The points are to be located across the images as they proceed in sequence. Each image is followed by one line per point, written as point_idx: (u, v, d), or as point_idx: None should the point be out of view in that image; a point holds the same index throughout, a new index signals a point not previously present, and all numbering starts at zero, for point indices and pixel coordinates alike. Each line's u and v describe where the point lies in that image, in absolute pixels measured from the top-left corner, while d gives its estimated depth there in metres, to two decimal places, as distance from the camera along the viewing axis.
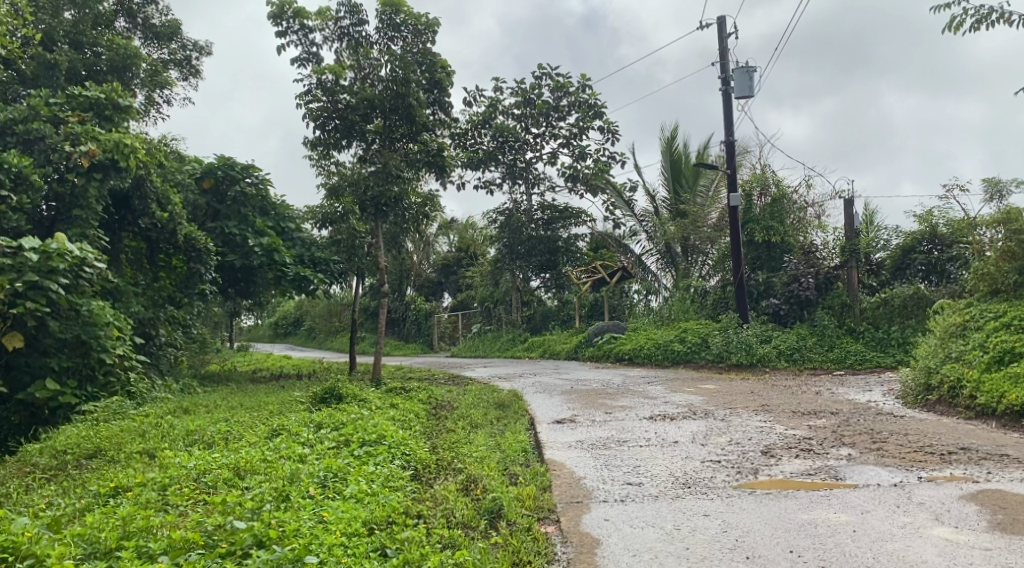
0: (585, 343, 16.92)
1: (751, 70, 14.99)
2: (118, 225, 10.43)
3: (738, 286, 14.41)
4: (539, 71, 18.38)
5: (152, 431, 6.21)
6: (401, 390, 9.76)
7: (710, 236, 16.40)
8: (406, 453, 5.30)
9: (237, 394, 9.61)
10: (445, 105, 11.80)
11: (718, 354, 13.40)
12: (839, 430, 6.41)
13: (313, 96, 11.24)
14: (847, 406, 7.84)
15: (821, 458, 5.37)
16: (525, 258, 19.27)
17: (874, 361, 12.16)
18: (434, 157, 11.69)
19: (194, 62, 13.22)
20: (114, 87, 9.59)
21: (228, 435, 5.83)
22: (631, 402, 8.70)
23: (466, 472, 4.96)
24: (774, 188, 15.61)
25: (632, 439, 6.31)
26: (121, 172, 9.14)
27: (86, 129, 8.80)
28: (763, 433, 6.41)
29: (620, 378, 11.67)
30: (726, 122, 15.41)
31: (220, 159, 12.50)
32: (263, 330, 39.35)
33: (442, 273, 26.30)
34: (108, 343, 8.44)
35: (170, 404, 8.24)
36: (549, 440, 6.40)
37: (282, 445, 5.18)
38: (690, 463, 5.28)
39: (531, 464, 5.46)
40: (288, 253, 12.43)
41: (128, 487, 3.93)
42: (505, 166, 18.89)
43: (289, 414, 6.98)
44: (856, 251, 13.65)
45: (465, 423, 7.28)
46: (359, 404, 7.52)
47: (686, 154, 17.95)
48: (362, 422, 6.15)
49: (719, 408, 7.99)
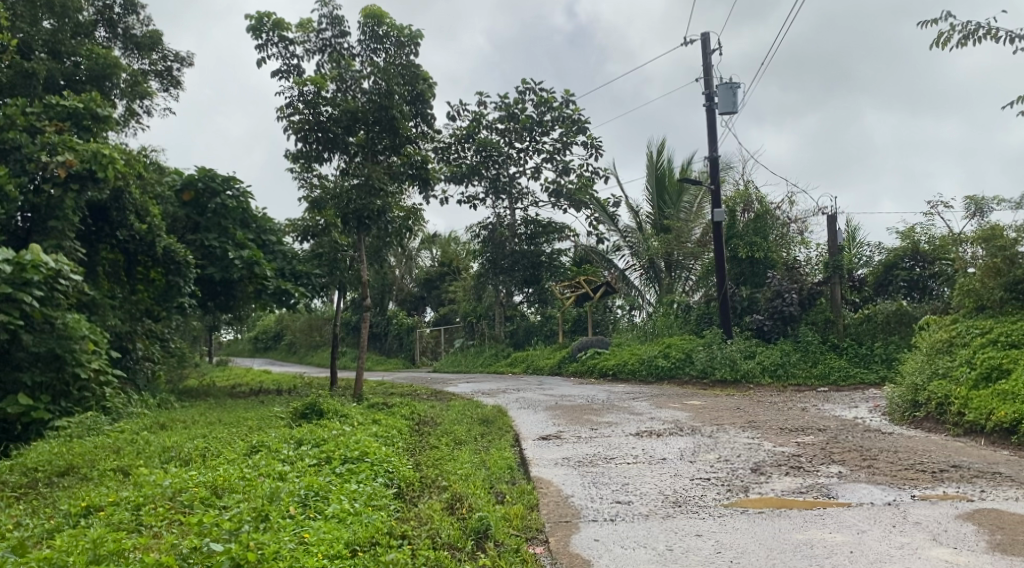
0: (569, 358, 16.84)
1: (735, 86, 15.08)
2: (95, 237, 10.15)
3: (722, 302, 14.41)
4: (522, 86, 18.42)
5: (127, 448, 6.02)
6: (383, 406, 9.61)
7: (693, 252, 16.62)
8: (390, 471, 5.17)
9: (216, 410, 9.41)
10: (429, 117, 11.75)
11: (702, 370, 13.37)
12: (828, 447, 6.35)
13: (295, 109, 11.12)
14: (834, 422, 7.80)
15: (812, 475, 5.32)
16: (508, 272, 19.19)
17: (858, 377, 12.17)
18: (418, 170, 11.67)
19: (174, 72, 13.08)
20: (93, 96, 9.44)
21: (206, 452, 5.66)
22: (616, 418, 8.61)
23: (452, 491, 4.84)
24: (757, 204, 15.77)
25: (619, 455, 6.21)
26: (98, 182, 8.97)
27: (63, 139, 8.69)
28: (751, 450, 6.35)
29: (604, 394, 11.59)
30: (710, 139, 15.48)
31: (201, 171, 12.34)
32: (244, 344, 38.93)
33: (424, 287, 26.15)
34: (83, 357, 8.23)
35: (146, 420, 8.03)
36: (535, 456, 6.29)
37: (262, 463, 5.02)
38: (679, 480, 5.20)
39: (517, 481, 5.35)
40: (269, 266, 12.25)
41: (100, 506, 3.76)
42: (489, 180, 18.86)
43: (269, 431, 6.81)
44: (839, 268, 13.67)
45: (448, 440, 7.16)
46: (340, 420, 7.37)
47: (670, 169, 17.93)
48: (345, 438, 6.00)
49: (706, 425, 7.93)
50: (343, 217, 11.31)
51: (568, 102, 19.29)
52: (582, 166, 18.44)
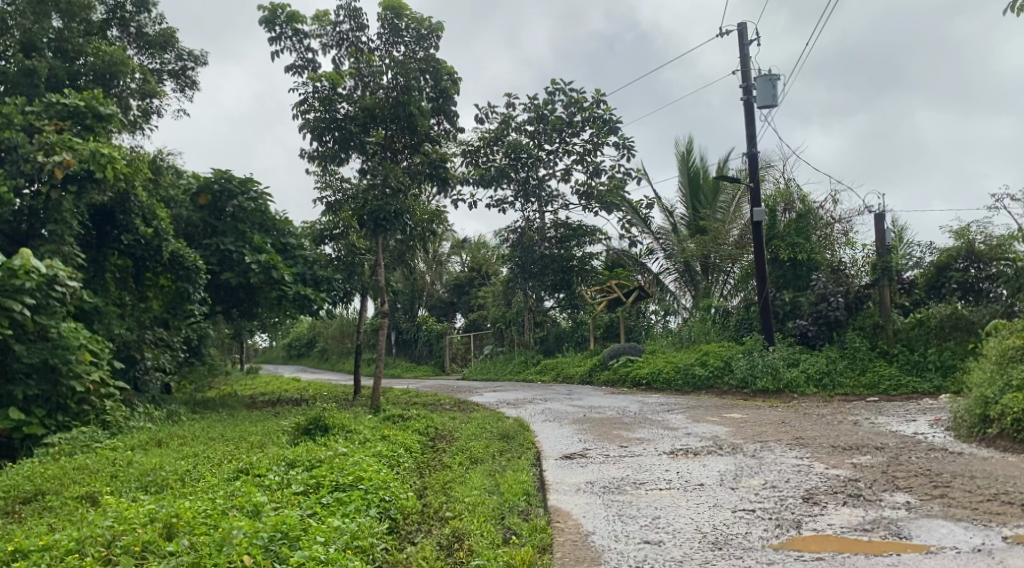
0: (600, 367, 16.10)
1: (775, 78, 14.23)
2: (101, 242, 9.72)
3: (762, 307, 13.56)
4: (552, 85, 17.76)
5: (105, 469, 5.50)
6: (399, 418, 9.01)
7: (732, 254, 15.66)
8: (386, 500, 4.54)
9: (222, 423, 8.89)
10: (451, 115, 11.11)
11: (742, 379, 12.54)
12: (890, 470, 5.55)
13: (309, 106, 10.63)
14: (893, 440, 6.98)
15: (874, 506, 4.57)
16: (538, 277, 18.42)
17: (910, 387, 11.25)
18: (436, 168, 10.94)
19: (189, 73, 12.67)
20: (96, 94, 9.09)
21: (186, 476, 5.10)
22: (649, 433, 7.86)
23: (454, 526, 4.19)
24: (800, 203, 15.03)
25: (650, 480, 5.50)
26: (99, 184, 8.56)
27: (61, 138, 8.30)
28: (801, 473, 5.58)
29: (637, 405, 10.86)
30: (748, 135, 14.68)
31: (217, 173, 11.96)
32: (277, 350, 38.96)
33: (454, 293, 25.48)
34: (79, 369, 7.78)
35: (146, 436, 7.57)
36: (555, 480, 5.60)
37: (240, 491, 4.43)
38: (720, 513, 4.47)
39: (531, 513, 4.68)
40: (287, 271, 11.63)
41: (27, 551, 3.20)
42: (518, 183, 18.20)
43: (266, 450, 6.27)
44: (888, 269, 12.60)
45: (463, 459, 6.52)
46: (345, 437, 6.77)
47: (704, 168, 17.24)
48: (342, 460, 5.40)
49: (749, 442, 7.17)
50: (358, 219, 10.72)
51: (599, 103, 18.60)
52: (614, 167, 17.70)
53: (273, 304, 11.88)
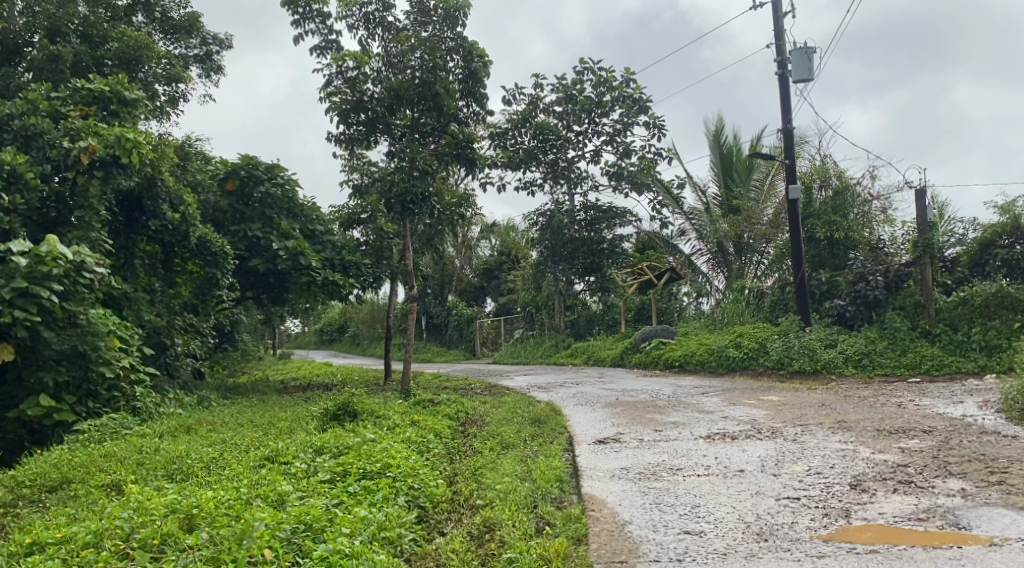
0: (631, 349, 15.87)
1: (810, 51, 13.76)
2: (129, 229, 9.73)
3: (798, 287, 13.21)
4: (580, 65, 17.42)
5: (132, 456, 5.48)
6: (429, 403, 8.90)
7: (766, 234, 15.26)
8: (415, 487, 4.41)
9: (252, 409, 8.87)
10: (480, 96, 10.87)
11: (778, 360, 12.24)
12: (940, 455, 5.27)
13: (335, 88, 10.47)
14: (941, 422, 6.67)
15: (927, 494, 4.32)
16: (568, 260, 18.21)
17: (953, 366, 10.84)
18: (462, 149, 10.74)
19: (214, 57, 12.67)
20: (120, 79, 9.06)
21: (212, 463, 5.04)
22: (684, 417, 7.65)
23: (485, 516, 4.05)
24: (836, 179, 14.56)
25: (687, 466, 5.30)
26: (124, 169, 8.53)
27: (87, 123, 8.29)
28: (845, 459, 5.33)
29: (670, 388, 10.62)
30: (784, 110, 14.25)
31: (244, 159, 11.93)
32: (310, 336, 39.33)
33: (483, 277, 25.32)
34: (108, 355, 7.79)
35: (177, 422, 7.57)
36: (589, 466, 5.43)
37: (265, 480, 4.34)
38: (762, 501, 4.27)
39: (565, 501, 4.52)
40: (315, 256, 11.55)
41: (44, 543, 3.15)
42: (547, 165, 17.96)
43: (294, 436, 6.19)
44: (930, 247, 12.25)
45: (494, 444, 6.37)
46: (373, 423, 6.67)
47: (736, 146, 16.84)
48: (370, 446, 5.28)
49: (788, 425, 6.93)
50: (385, 202, 10.58)
51: (628, 81, 18.22)
52: (644, 147, 17.34)
53: (303, 289, 11.85)
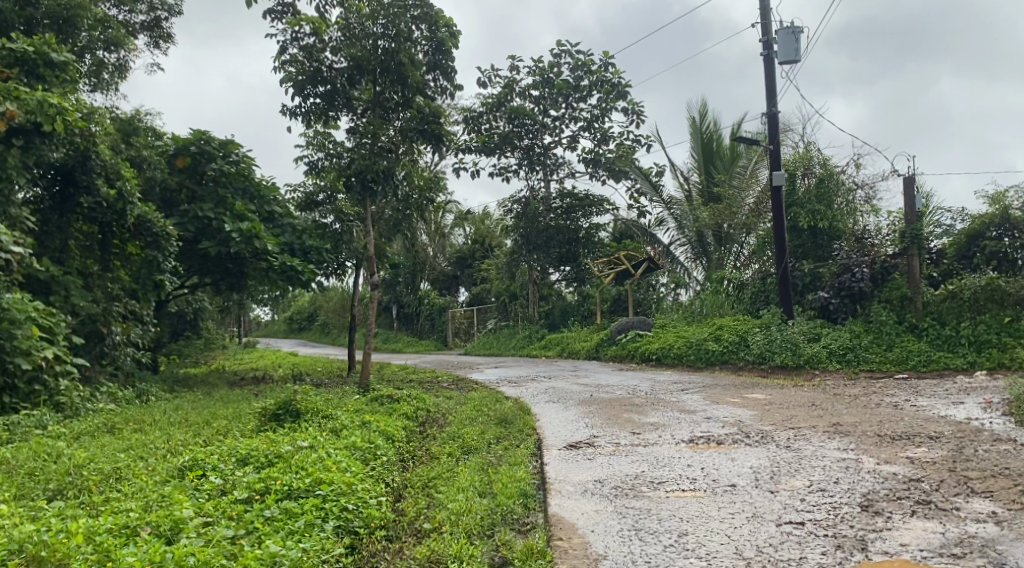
0: (607, 342, 15.19)
1: (798, 31, 13.12)
2: (62, 206, 8.84)
3: (781, 279, 12.58)
4: (558, 47, 16.64)
5: (26, 464, 4.66)
6: (388, 398, 8.16)
7: (746, 223, 14.74)
8: (349, 508, 3.66)
9: (193, 405, 8.07)
10: (448, 69, 10.04)
11: (760, 354, 11.65)
12: (958, 469, 4.63)
13: (290, 57, 9.63)
14: (948, 427, 6.04)
15: (953, 520, 3.69)
16: (544, 249, 17.42)
17: (941, 362, 10.27)
18: (429, 125, 9.92)
19: (163, 24, 11.75)
20: (47, 38, 8.13)
21: (118, 475, 4.25)
22: (664, 418, 6.97)
23: (429, 549, 3.36)
24: (820, 168, 13.97)
25: (670, 479, 4.61)
26: (47, 137, 7.71)
27: (5, 85, 7.20)
28: (850, 472, 4.67)
29: (648, 384, 9.92)
30: (769, 94, 13.62)
31: (195, 134, 10.97)
32: (280, 324, 38.31)
33: (457, 265, 24.48)
34: (27, 346, 6.90)
35: (101, 420, 6.75)
36: (557, 478, 4.72)
37: (165, 500, 3.58)
38: (764, 528, 3.61)
39: (527, 526, 3.80)
40: (271, 240, 10.70)
41: None
42: (522, 151, 17.16)
43: (223, 440, 5.40)
44: (918, 238, 11.67)
45: (453, 449, 5.65)
46: (316, 425, 5.90)
47: (718, 132, 16.19)
48: (305, 455, 4.52)
49: (780, 429, 6.29)
50: (344, 180, 9.74)
51: (606, 65, 17.49)
52: (622, 134, 16.64)
53: (258, 277, 11.03)
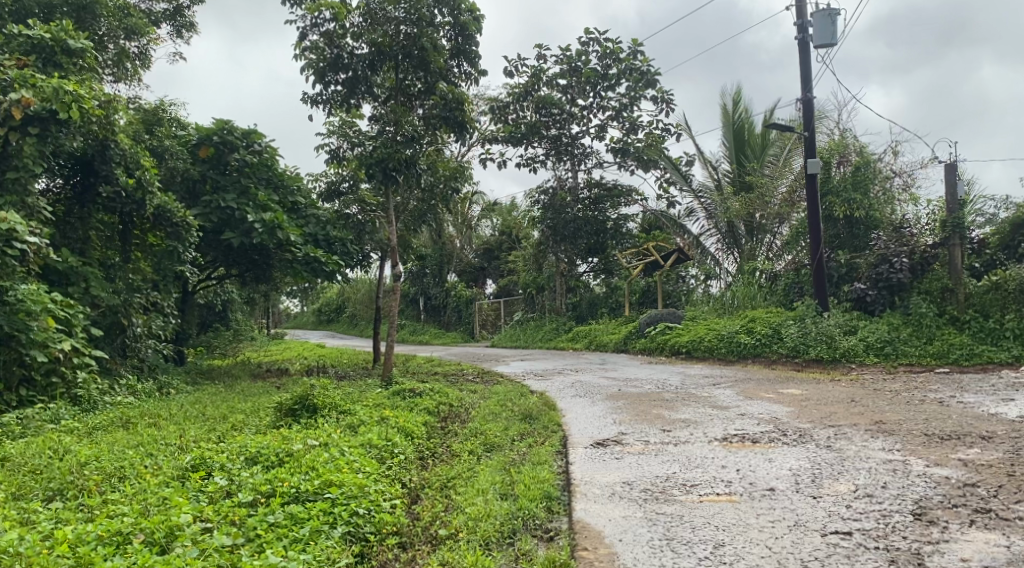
0: (636, 334, 14.85)
1: (834, 12, 12.61)
2: (83, 197, 8.77)
3: (816, 270, 12.14)
4: (585, 35, 16.28)
5: (31, 460, 4.52)
6: (410, 392, 7.94)
7: (779, 213, 14.35)
8: (360, 513, 3.45)
9: (212, 398, 7.92)
10: (472, 55, 9.76)
11: (793, 347, 11.26)
12: (1016, 473, 4.28)
13: (310, 43, 9.43)
14: (1000, 426, 5.66)
15: (1017, 533, 3.35)
16: (570, 240, 17.12)
17: (985, 356, 9.79)
18: (452, 112, 9.64)
19: (185, 12, 11.65)
20: (65, 25, 8.02)
21: (121, 475, 4.08)
22: (696, 414, 6.66)
23: (442, 561, 3.15)
24: (856, 155, 13.53)
25: (703, 482, 4.32)
26: (63, 125, 7.68)
27: (22, 73, 7.22)
28: (898, 475, 4.34)
29: (679, 378, 9.59)
30: (804, 79, 13.15)
31: (217, 124, 10.80)
32: (308, 316, 38.42)
33: (484, 257, 24.25)
34: (43, 338, 6.80)
35: (116, 414, 6.62)
36: (582, 480, 4.46)
37: (164, 503, 3.41)
38: (808, 540, 3.31)
39: (550, 533, 3.56)
40: (293, 231, 10.54)
41: None
42: (549, 140, 16.86)
43: (235, 436, 5.22)
44: (960, 226, 11.14)
45: (475, 446, 5.42)
46: (332, 421, 5.68)
47: (751, 120, 15.71)
48: (317, 454, 4.32)
49: (819, 427, 5.95)
50: (366, 170, 9.44)
51: (635, 53, 17.09)
52: (651, 123, 16.25)
53: (282, 267, 10.91)
